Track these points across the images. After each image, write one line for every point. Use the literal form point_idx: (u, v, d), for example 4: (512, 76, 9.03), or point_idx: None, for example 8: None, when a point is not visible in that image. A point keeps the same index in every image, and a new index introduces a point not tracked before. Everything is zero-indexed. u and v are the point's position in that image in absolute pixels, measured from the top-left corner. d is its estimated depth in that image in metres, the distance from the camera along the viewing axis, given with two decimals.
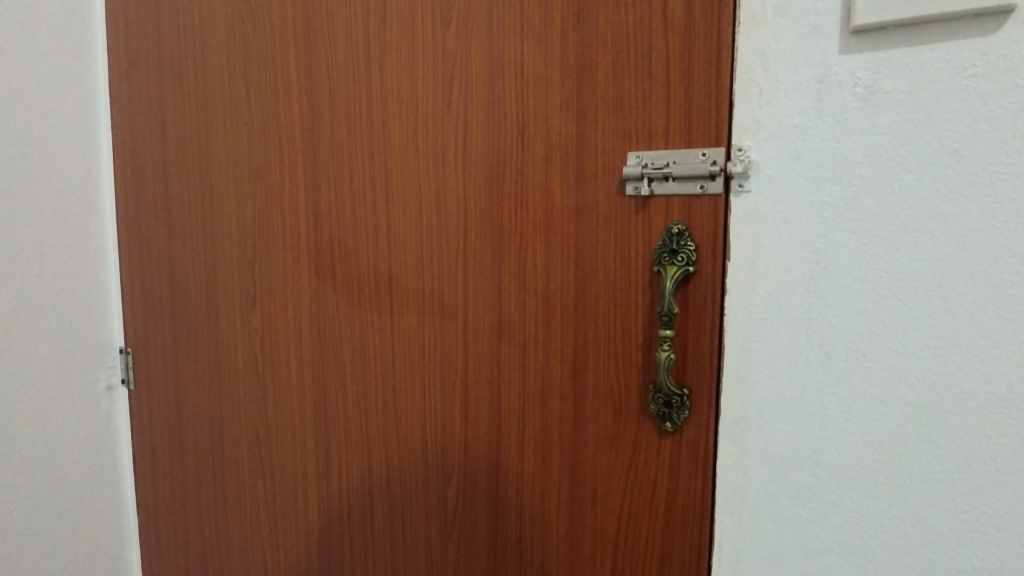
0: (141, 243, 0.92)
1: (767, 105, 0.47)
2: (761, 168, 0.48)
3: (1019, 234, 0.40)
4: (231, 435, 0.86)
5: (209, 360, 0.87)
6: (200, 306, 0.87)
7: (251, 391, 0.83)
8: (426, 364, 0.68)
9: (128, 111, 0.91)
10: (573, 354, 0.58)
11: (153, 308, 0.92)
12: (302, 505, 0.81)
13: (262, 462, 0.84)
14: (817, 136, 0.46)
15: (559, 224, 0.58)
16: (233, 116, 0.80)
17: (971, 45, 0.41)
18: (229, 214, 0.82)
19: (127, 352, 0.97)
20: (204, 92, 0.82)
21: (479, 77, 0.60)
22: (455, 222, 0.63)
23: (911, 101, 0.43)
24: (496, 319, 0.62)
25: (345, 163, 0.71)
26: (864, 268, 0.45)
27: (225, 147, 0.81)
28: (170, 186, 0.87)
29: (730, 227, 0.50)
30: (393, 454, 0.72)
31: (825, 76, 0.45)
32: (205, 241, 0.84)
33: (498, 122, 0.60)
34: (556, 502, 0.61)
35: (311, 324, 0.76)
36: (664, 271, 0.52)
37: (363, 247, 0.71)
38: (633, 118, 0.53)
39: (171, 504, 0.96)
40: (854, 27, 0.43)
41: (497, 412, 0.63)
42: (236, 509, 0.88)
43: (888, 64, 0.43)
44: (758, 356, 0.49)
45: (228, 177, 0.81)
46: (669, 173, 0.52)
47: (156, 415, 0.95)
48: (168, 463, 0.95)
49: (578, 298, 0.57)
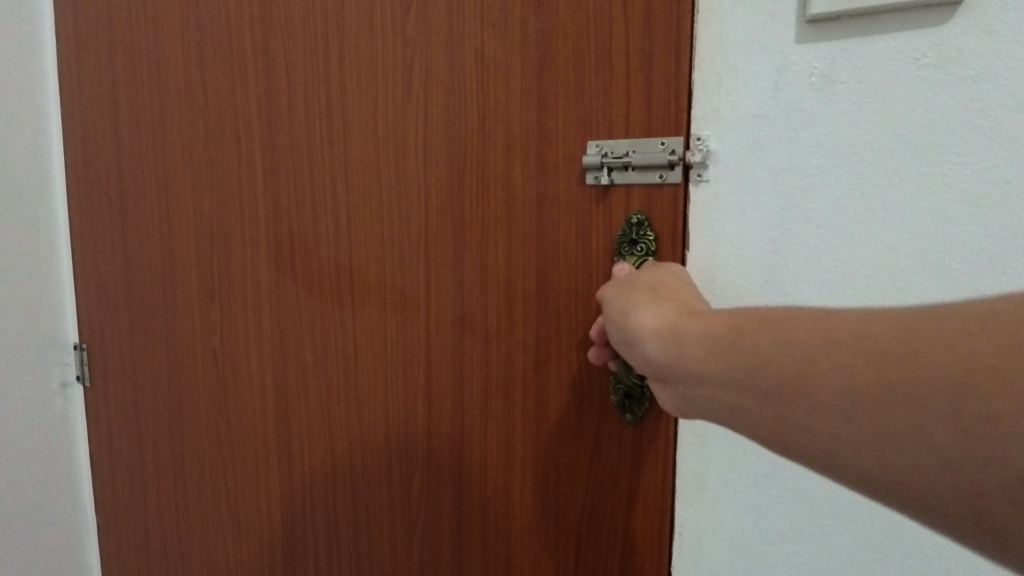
0: (95, 237, 0.89)
1: (725, 95, 0.48)
2: (720, 157, 0.49)
3: (964, 224, 0.42)
4: (192, 432, 0.84)
5: (167, 355, 0.85)
6: (157, 300, 0.84)
7: (211, 387, 0.81)
8: (389, 354, 0.67)
9: (79, 98, 0.87)
10: (535, 345, 0.58)
11: (108, 303, 0.89)
12: (264, 502, 0.79)
13: (222, 458, 0.82)
14: (774, 125, 0.46)
15: (520, 217, 0.57)
16: (188, 105, 0.77)
17: (923, 36, 0.42)
18: (186, 206, 0.79)
19: (82, 348, 0.93)
20: (159, 78, 0.79)
21: (439, 63, 0.59)
22: (416, 211, 0.62)
23: (865, 91, 0.44)
24: (459, 310, 0.61)
25: (304, 154, 0.70)
26: (820, 257, 0.46)
27: (180, 136, 0.79)
28: (124, 177, 0.85)
29: (690, 216, 0.50)
30: (356, 448, 0.71)
31: (783, 64, 0.46)
32: (163, 233, 0.82)
33: (459, 110, 0.59)
34: (520, 494, 0.61)
35: (272, 319, 0.75)
36: (624, 262, 0.52)
37: (324, 239, 0.69)
38: (593, 106, 0.53)
39: (130, 504, 0.93)
40: (810, 16, 0.44)
41: (461, 404, 0.62)
42: (197, 507, 0.86)
43: (843, 54, 0.44)
44: None
45: (185, 168, 0.79)
46: (629, 163, 0.52)
47: (113, 412, 0.92)
48: (126, 461, 0.92)
49: (540, 290, 0.57)
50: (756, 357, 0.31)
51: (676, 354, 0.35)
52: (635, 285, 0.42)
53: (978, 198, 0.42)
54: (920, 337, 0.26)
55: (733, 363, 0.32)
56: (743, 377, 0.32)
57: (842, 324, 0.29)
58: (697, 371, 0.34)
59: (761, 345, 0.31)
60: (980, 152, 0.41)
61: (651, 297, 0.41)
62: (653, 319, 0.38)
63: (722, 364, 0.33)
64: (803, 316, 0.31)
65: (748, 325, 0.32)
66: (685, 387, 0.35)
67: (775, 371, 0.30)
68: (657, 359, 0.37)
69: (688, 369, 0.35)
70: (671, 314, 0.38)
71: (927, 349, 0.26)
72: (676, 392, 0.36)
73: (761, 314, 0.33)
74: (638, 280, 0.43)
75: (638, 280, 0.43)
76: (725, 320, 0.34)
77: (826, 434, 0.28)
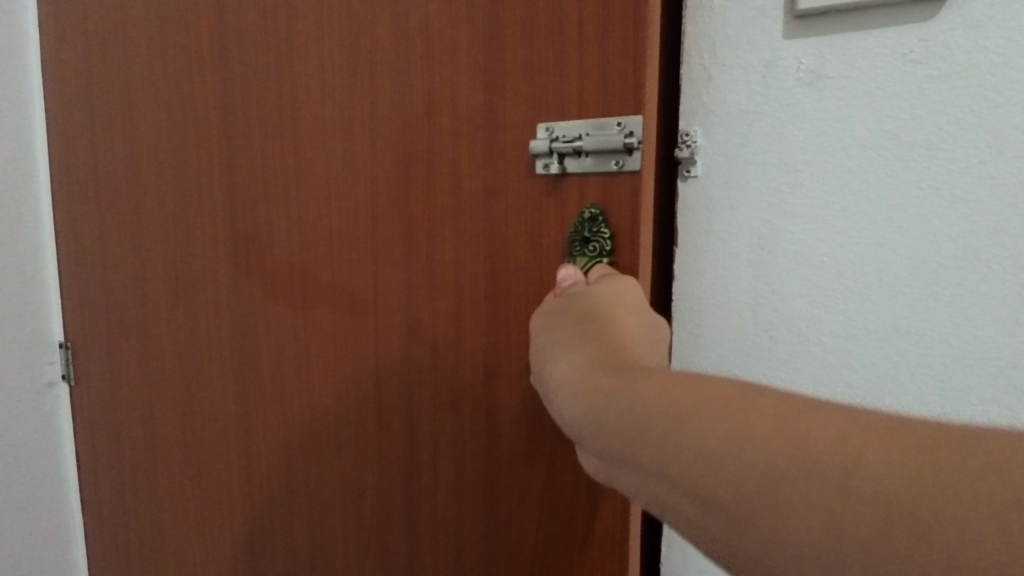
0: (76, 226, 0.82)
1: (714, 90, 0.48)
2: (709, 152, 0.49)
3: (950, 217, 0.43)
4: (162, 439, 0.79)
5: (138, 357, 0.79)
6: (127, 297, 0.78)
7: (177, 392, 0.75)
8: (339, 360, 0.61)
9: (58, 75, 0.80)
10: (484, 356, 0.52)
11: (87, 297, 0.83)
12: (227, 514, 0.74)
13: (191, 467, 0.76)
14: (764, 120, 0.47)
15: (468, 212, 0.51)
16: (152, 88, 0.71)
17: (909, 31, 0.42)
18: (152, 197, 0.73)
19: (67, 346, 0.86)
20: (124, 56, 0.73)
21: (386, 40, 0.54)
22: (365, 205, 0.57)
23: (851, 85, 0.44)
24: (408, 315, 0.56)
25: (258, 141, 0.63)
26: (810, 253, 0.47)
27: (147, 120, 0.72)
28: (98, 166, 0.78)
29: (678, 214, 0.51)
30: (312, 464, 0.65)
31: (772, 59, 0.46)
32: (130, 226, 0.76)
33: (406, 93, 0.53)
34: (471, 523, 0.55)
35: (232, 321, 0.69)
36: (574, 263, 0.46)
37: (278, 235, 0.64)
38: (543, 84, 0.47)
39: (106, 514, 0.87)
40: (798, 12, 0.45)
41: (411, 418, 0.57)
42: (168, 518, 0.80)
43: (831, 49, 0.44)
44: (706, 341, 0.51)
45: (152, 154, 0.73)
46: (581, 148, 0.45)
47: (96, 416, 0.85)
48: (107, 468, 0.86)
49: (490, 294, 0.51)
50: (687, 439, 0.24)
51: (593, 417, 0.29)
52: (569, 324, 0.36)
53: (961, 193, 0.43)
54: (878, 439, 0.21)
55: (656, 443, 0.25)
56: (665, 462, 0.25)
57: (787, 408, 0.23)
58: (613, 441, 0.27)
59: (690, 422, 0.25)
60: (964, 146, 0.42)
61: (581, 340, 0.34)
62: (578, 370, 0.32)
63: (643, 440, 0.26)
64: (742, 391, 0.25)
65: (686, 399, 0.26)
66: (599, 456, 0.29)
67: (700, 450, 0.24)
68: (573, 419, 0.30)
69: (603, 436, 0.28)
70: (597, 366, 0.31)
71: (881, 452, 0.21)
72: (589, 459, 0.30)
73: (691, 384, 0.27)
74: (573, 315, 0.37)
75: (573, 315, 0.37)
76: (656, 387, 0.27)
77: (750, 539, 0.22)
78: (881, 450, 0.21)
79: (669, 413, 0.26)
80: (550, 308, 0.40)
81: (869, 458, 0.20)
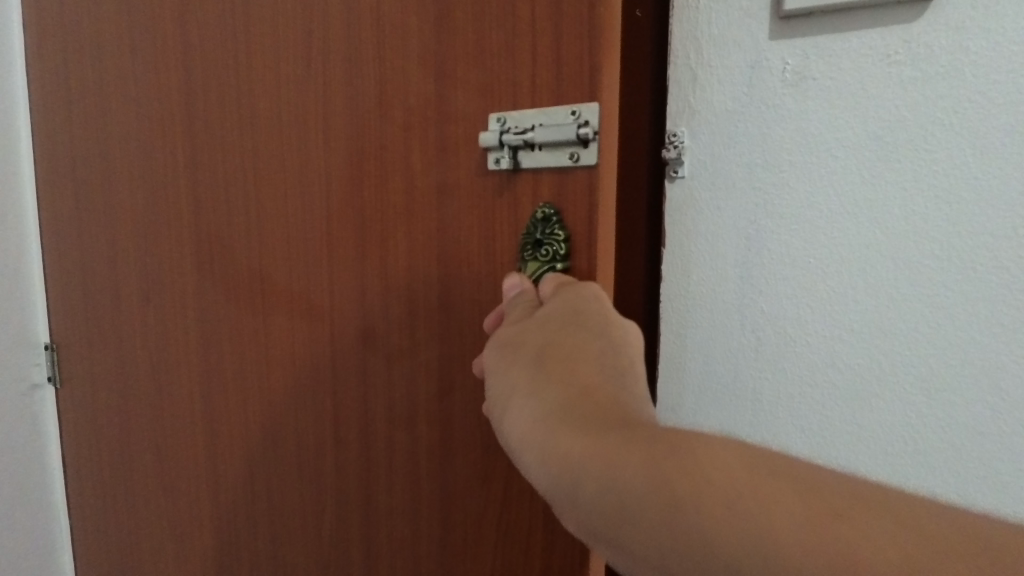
0: (59, 220, 0.78)
1: (698, 90, 0.45)
2: (695, 152, 0.45)
3: (933, 220, 0.40)
4: (134, 447, 0.75)
5: (112, 361, 0.75)
6: (105, 297, 0.74)
7: (149, 398, 0.72)
8: (297, 369, 0.57)
9: (41, 61, 0.76)
10: (439, 369, 0.49)
11: (70, 297, 0.78)
12: (196, 527, 0.70)
13: (162, 477, 0.72)
14: (748, 121, 0.44)
15: (421, 213, 0.47)
16: (122, 79, 0.68)
17: (893, 33, 0.40)
18: (122, 193, 0.70)
19: (52, 348, 0.81)
20: (97, 45, 0.70)
21: (338, 26, 0.50)
22: (320, 205, 0.53)
23: (836, 88, 0.42)
24: (363, 325, 0.52)
25: (220, 136, 0.60)
26: (794, 253, 0.44)
27: (118, 112, 0.69)
28: (77, 160, 0.74)
29: (664, 215, 0.47)
30: (274, 478, 0.61)
31: (756, 61, 0.43)
32: (105, 222, 0.72)
33: (359, 86, 0.49)
34: (426, 548, 0.51)
35: (197, 326, 0.65)
36: (526, 267, 0.42)
37: (239, 235, 0.60)
38: (496, 71, 0.43)
39: (88, 526, 0.83)
40: (784, 14, 0.42)
41: (367, 433, 0.53)
42: (141, 529, 0.76)
43: (815, 51, 0.42)
44: (695, 344, 0.48)
45: (124, 148, 0.69)
46: (533, 141, 0.42)
47: (82, 422, 0.81)
48: (90, 477, 0.81)
49: (444, 302, 0.47)
50: (692, 531, 0.24)
51: (579, 494, 0.28)
52: (525, 363, 0.34)
53: (943, 195, 0.40)
54: (871, 515, 0.22)
55: (660, 533, 0.25)
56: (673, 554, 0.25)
57: (779, 480, 0.24)
58: (607, 522, 0.27)
59: (694, 504, 0.24)
60: (949, 147, 0.40)
61: (541, 386, 0.32)
62: (546, 429, 0.30)
63: (643, 529, 0.25)
64: (735, 456, 0.26)
65: (682, 481, 0.25)
66: (587, 529, 0.28)
67: (710, 543, 0.24)
68: (553, 491, 0.29)
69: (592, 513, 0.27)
70: (565, 422, 0.30)
71: (888, 537, 0.22)
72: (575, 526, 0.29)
73: (684, 448, 0.26)
74: (527, 349, 0.34)
75: (527, 349, 0.34)
76: (642, 464, 0.26)
77: None
78: (879, 526, 0.22)
79: (666, 501, 0.25)
80: (499, 337, 0.36)
81: (870, 535, 0.22)
